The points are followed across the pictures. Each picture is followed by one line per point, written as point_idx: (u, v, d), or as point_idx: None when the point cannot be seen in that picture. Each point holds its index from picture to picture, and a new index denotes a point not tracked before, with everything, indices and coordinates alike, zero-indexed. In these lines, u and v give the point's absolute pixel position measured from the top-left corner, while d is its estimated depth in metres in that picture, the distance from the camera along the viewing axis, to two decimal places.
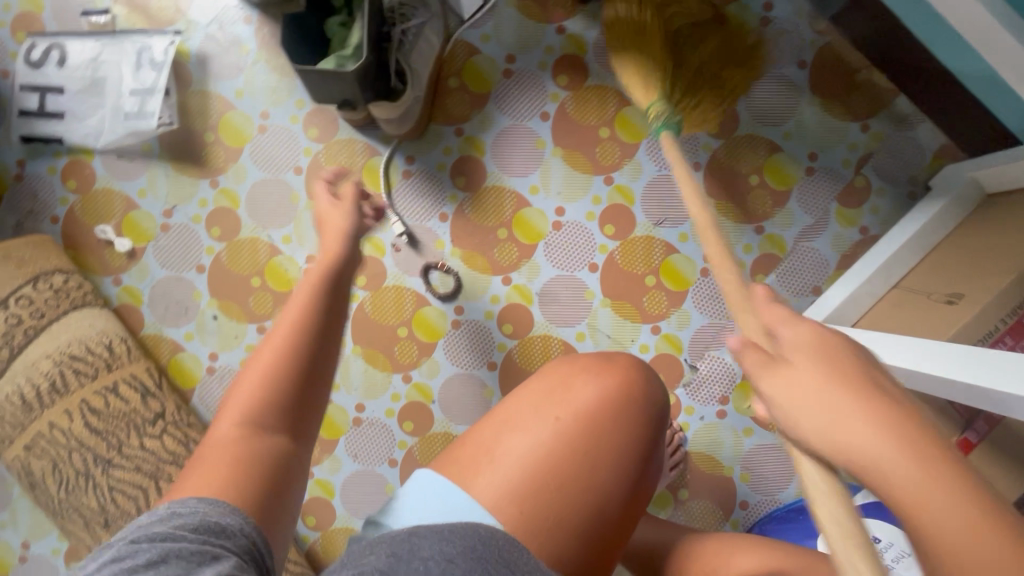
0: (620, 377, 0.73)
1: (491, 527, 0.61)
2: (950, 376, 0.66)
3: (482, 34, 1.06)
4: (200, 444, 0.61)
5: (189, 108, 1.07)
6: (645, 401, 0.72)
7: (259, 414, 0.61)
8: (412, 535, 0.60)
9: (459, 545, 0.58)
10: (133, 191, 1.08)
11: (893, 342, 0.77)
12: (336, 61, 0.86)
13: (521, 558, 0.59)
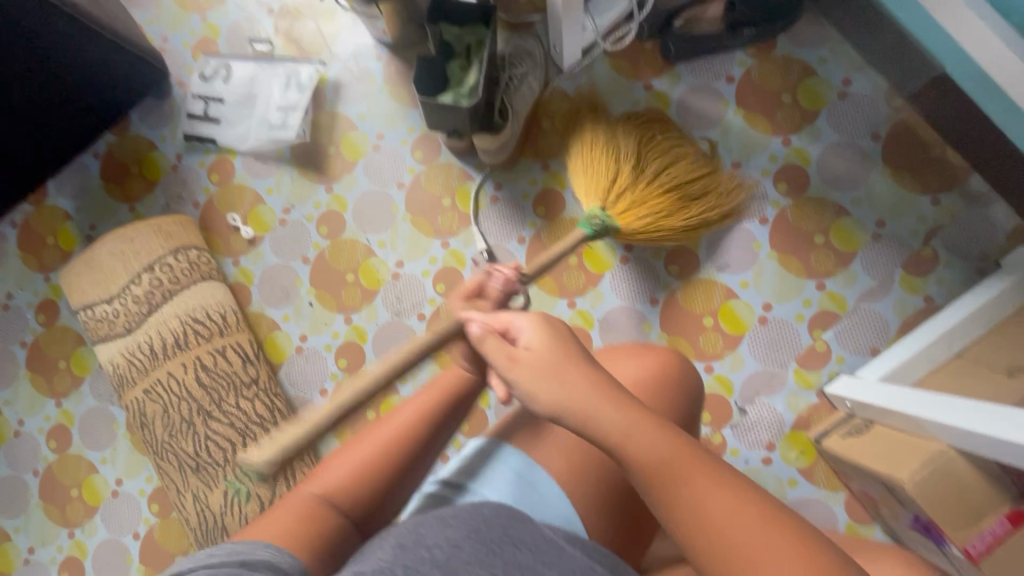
0: (659, 361, 0.86)
1: (492, 507, 0.68)
2: (1002, 437, 0.69)
3: (577, 84, 1.19)
4: (288, 492, 0.75)
5: (319, 124, 1.26)
6: (680, 381, 0.86)
7: (342, 488, 0.73)
8: (417, 526, 0.66)
9: (463, 530, 0.64)
10: (262, 188, 1.27)
11: (950, 405, 0.80)
12: (453, 98, 1.01)
13: (524, 533, 0.65)
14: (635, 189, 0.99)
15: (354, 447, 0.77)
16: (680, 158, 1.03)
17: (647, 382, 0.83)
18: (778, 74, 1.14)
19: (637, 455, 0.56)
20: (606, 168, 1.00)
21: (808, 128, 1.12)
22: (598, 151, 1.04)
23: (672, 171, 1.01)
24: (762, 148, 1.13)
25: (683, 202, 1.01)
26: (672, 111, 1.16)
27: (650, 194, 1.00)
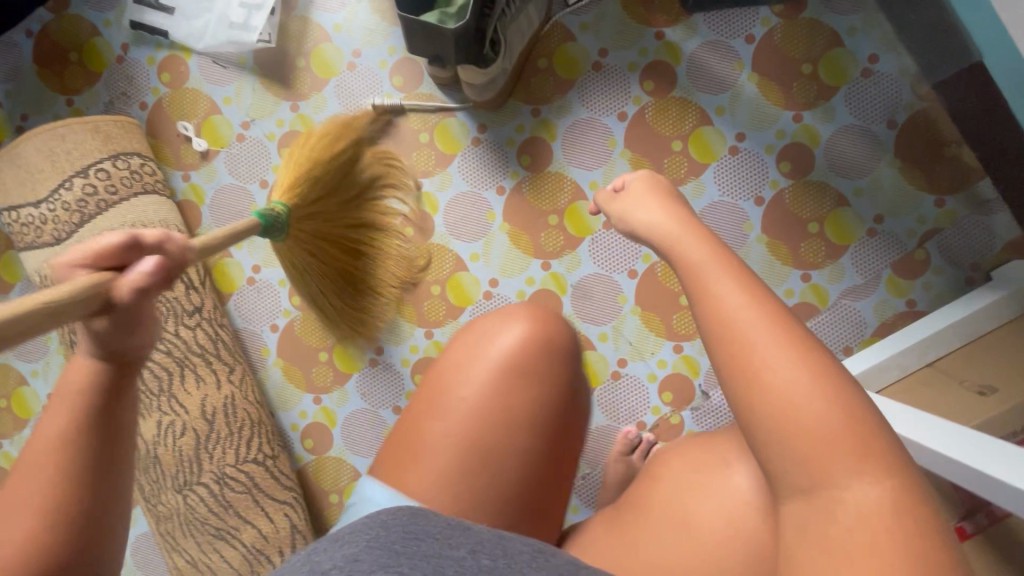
0: (526, 327, 0.77)
1: (386, 515, 0.61)
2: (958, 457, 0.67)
3: (582, 22, 1.07)
4: None
5: (288, 30, 1.11)
6: (553, 346, 0.77)
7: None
8: (310, 559, 0.56)
9: (360, 546, 0.55)
10: (219, 97, 1.13)
11: (911, 418, 0.78)
12: (438, 17, 0.88)
13: (433, 529, 0.57)
14: (323, 236, 0.97)
15: (9, 520, 0.51)
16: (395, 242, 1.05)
17: (518, 362, 0.75)
18: (803, 39, 1.03)
19: (685, 257, 0.63)
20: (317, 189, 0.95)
21: (823, 106, 1.03)
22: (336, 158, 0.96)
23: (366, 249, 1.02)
24: (771, 121, 1.04)
25: (350, 272, 1.01)
26: (681, 68, 1.05)
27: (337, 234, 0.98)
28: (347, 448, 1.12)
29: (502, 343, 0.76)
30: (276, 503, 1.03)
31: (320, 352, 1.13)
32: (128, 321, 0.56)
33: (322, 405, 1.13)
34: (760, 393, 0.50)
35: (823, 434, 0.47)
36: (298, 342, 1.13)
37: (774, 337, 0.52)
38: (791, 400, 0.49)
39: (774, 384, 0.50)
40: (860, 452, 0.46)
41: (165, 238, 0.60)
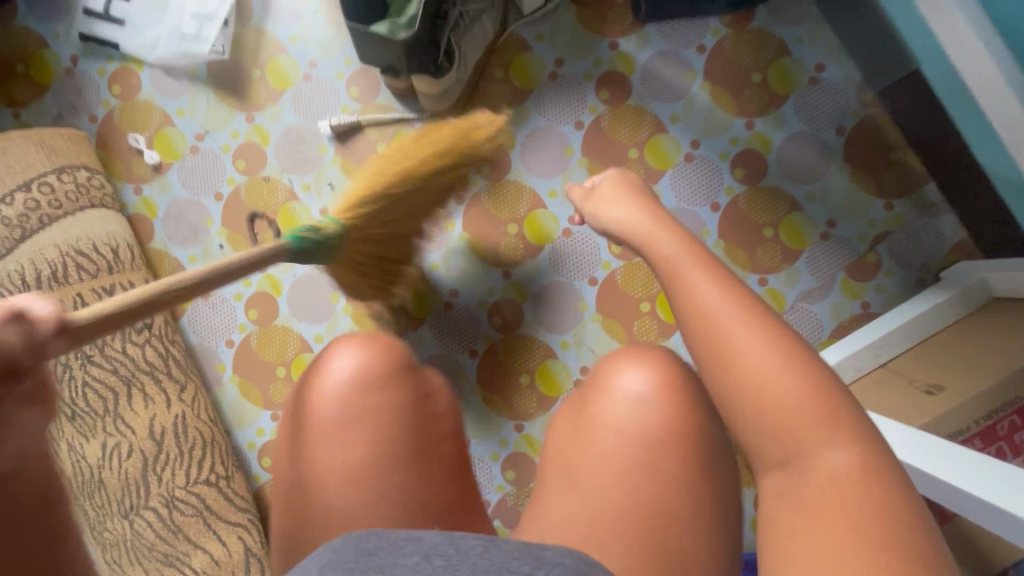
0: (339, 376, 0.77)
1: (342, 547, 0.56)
2: None
3: (537, 33, 1.08)
4: None
5: (242, 42, 1.10)
6: (368, 381, 0.76)
7: None
8: None
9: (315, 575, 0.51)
10: (171, 109, 1.11)
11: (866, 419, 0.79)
12: (389, 27, 0.87)
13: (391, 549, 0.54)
14: (376, 247, 0.95)
15: None
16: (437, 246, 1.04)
17: (343, 414, 0.74)
18: (752, 48, 1.05)
19: (658, 250, 0.71)
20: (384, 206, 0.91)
21: (773, 113, 1.05)
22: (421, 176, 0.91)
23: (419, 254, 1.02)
24: (724, 129, 1.06)
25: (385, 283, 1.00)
26: (635, 77, 1.07)
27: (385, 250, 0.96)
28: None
29: (332, 377, 0.76)
30: (228, 525, 0.99)
31: (277, 367, 1.10)
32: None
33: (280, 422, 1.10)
34: (732, 376, 0.56)
35: (785, 402, 0.53)
36: (254, 358, 1.10)
37: (731, 308, 0.59)
38: (753, 366, 0.55)
39: (743, 366, 0.56)
40: (819, 417, 0.51)
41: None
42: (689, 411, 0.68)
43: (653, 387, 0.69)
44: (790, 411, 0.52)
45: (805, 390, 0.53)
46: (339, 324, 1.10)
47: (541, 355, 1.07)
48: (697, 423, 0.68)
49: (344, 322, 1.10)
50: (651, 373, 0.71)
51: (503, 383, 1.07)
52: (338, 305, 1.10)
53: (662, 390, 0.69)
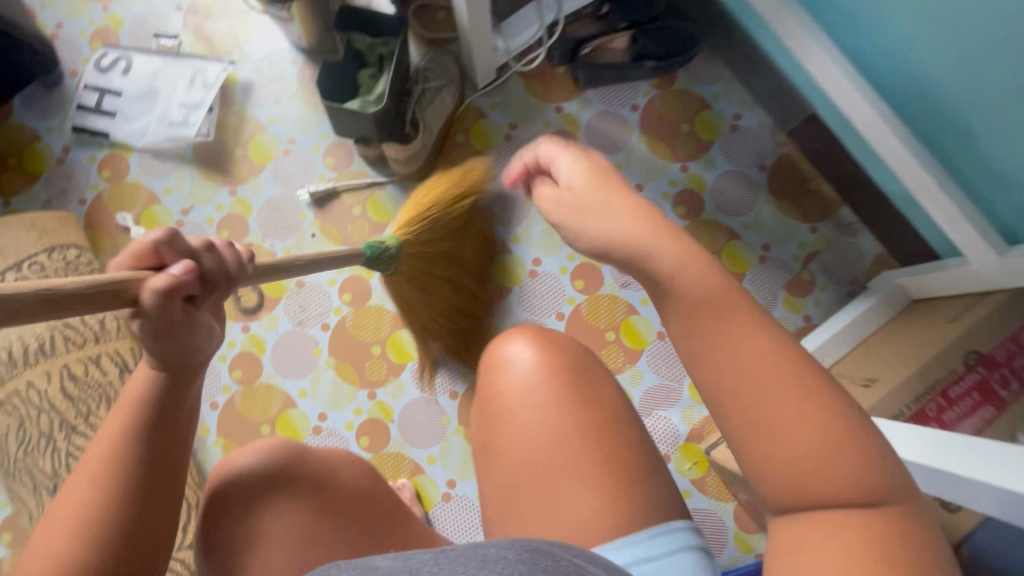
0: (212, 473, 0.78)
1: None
2: None
3: (491, 102, 1.22)
4: None
5: (225, 125, 1.21)
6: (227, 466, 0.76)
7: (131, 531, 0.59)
8: None
9: None
10: (158, 188, 1.19)
11: None
12: (360, 104, 1.00)
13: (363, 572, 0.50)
14: (419, 266, 1.09)
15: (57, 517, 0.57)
16: (475, 275, 1.15)
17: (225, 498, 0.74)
18: (678, 105, 1.22)
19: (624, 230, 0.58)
20: (424, 228, 1.06)
21: (703, 156, 1.20)
22: (449, 205, 1.08)
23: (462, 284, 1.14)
24: (662, 173, 1.20)
25: (448, 301, 1.13)
26: (581, 134, 1.21)
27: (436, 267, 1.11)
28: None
29: (235, 469, 0.75)
30: None
31: (262, 425, 1.12)
32: (160, 326, 0.58)
33: None
34: (751, 418, 0.47)
35: (802, 438, 0.46)
36: (239, 417, 1.13)
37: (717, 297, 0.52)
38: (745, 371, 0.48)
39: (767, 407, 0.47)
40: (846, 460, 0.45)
41: (201, 250, 0.62)
42: (574, 358, 0.73)
43: (539, 352, 0.73)
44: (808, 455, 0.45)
45: (832, 428, 0.46)
46: (322, 377, 1.14)
47: None
48: (582, 363, 0.74)
49: (327, 375, 1.14)
50: (532, 338, 0.74)
51: None
52: (321, 358, 1.14)
53: (549, 354, 0.73)
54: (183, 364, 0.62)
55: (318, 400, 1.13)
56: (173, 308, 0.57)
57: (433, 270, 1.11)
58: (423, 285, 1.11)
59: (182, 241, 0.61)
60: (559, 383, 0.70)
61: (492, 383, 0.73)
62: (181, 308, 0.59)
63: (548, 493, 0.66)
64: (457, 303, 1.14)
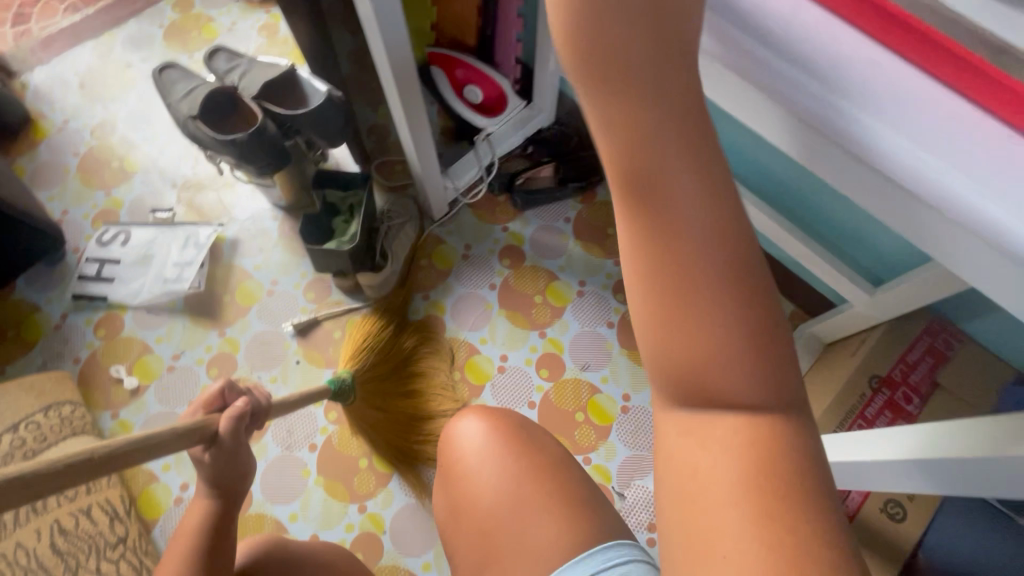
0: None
1: None
2: None
3: (448, 230, 1.44)
4: None
5: (214, 276, 1.37)
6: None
7: None
8: None
9: None
10: (151, 338, 1.31)
11: None
12: (336, 244, 1.18)
13: None
14: (375, 386, 1.23)
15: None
16: (432, 375, 1.28)
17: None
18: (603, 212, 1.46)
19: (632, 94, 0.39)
20: (365, 359, 1.22)
21: None
22: (380, 332, 1.26)
23: (418, 389, 1.27)
24: (599, 268, 1.41)
25: (408, 412, 1.24)
26: (525, 246, 1.43)
27: (388, 386, 1.25)
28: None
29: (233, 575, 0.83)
30: None
31: None
32: (228, 451, 0.74)
33: None
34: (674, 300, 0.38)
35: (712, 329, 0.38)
36: None
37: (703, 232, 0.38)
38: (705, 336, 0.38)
39: (703, 279, 0.37)
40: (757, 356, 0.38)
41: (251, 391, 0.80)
42: (521, 423, 0.83)
43: (485, 425, 0.82)
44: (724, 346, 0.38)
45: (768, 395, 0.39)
46: (312, 498, 1.18)
47: None
48: (527, 426, 0.83)
49: (317, 495, 1.18)
50: (478, 415, 0.83)
51: None
52: (310, 479, 1.19)
53: (493, 428, 0.81)
54: (229, 487, 0.77)
55: (309, 521, 1.16)
56: (239, 432, 0.74)
57: (387, 387, 1.25)
58: (382, 404, 1.23)
59: (236, 387, 0.80)
60: (509, 447, 0.79)
61: (449, 460, 0.82)
62: (244, 435, 0.75)
63: (519, 538, 0.73)
64: (418, 411, 1.24)
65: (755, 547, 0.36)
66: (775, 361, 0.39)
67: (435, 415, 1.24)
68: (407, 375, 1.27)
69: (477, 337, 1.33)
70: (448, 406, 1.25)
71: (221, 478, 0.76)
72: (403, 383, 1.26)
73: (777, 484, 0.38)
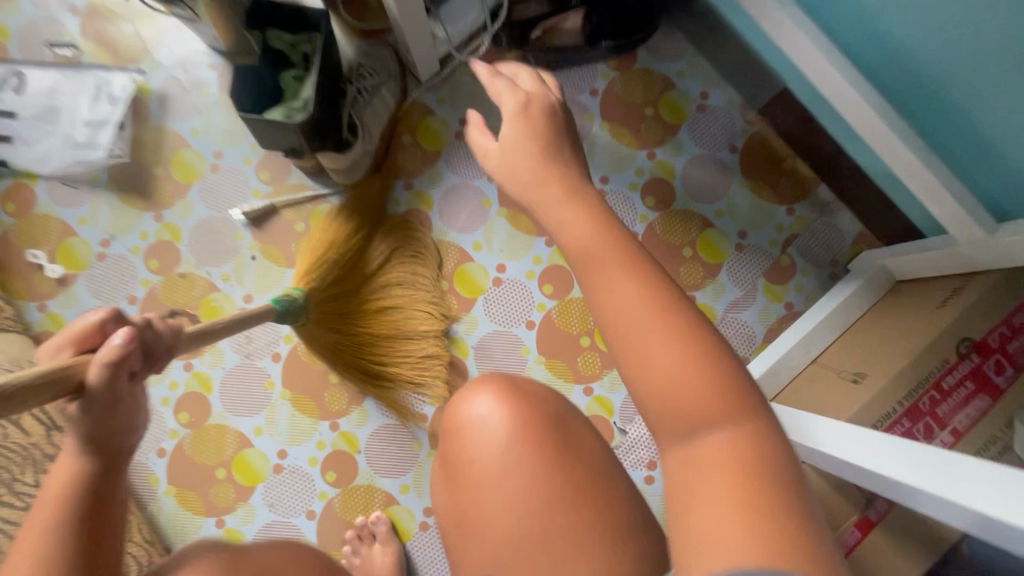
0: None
1: None
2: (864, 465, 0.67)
3: (438, 97, 1.12)
4: None
5: (141, 141, 1.08)
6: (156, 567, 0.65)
7: None
8: None
9: None
10: (73, 218, 1.07)
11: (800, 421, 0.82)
12: (285, 112, 0.88)
13: None
14: (341, 302, 1.01)
15: None
16: (413, 291, 1.06)
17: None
18: (640, 87, 1.14)
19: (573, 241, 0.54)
20: (325, 270, 0.99)
21: (671, 142, 1.13)
22: (348, 237, 1.02)
23: (395, 305, 1.05)
24: (629, 162, 1.13)
25: (386, 331, 1.04)
26: None
27: (360, 302, 1.03)
28: (315, 535, 1.03)
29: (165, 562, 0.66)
30: None
31: (217, 469, 1.03)
32: (103, 405, 0.54)
33: (226, 527, 1.02)
34: (620, 268, 0.51)
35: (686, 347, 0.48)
36: (189, 463, 1.03)
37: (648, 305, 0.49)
38: (677, 382, 0.47)
39: (669, 345, 0.48)
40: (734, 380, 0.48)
41: (143, 324, 0.59)
42: (535, 404, 0.69)
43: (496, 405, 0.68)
44: (672, 345, 0.48)
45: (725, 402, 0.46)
46: (277, 412, 1.05)
47: None
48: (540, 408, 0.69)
49: (283, 409, 1.05)
50: (493, 394, 0.69)
51: None
52: (274, 391, 1.05)
53: (512, 408, 0.67)
54: (113, 448, 0.57)
55: (276, 436, 1.04)
56: (117, 382, 0.54)
57: (361, 303, 1.03)
58: (352, 322, 1.02)
59: (125, 317, 0.59)
60: (525, 444, 0.65)
61: (455, 447, 0.69)
62: (127, 386, 0.55)
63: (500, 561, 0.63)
64: (398, 328, 1.04)
65: (748, 543, 0.40)
66: (720, 366, 0.47)
67: (419, 334, 1.04)
68: (383, 286, 1.05)
69: (471, 240, 1.09)
70: (431, 322, 1.05)
71: (101, 438, 0.55)
72: (379, 296, 1.04)
73: (763, 478, 0.43)
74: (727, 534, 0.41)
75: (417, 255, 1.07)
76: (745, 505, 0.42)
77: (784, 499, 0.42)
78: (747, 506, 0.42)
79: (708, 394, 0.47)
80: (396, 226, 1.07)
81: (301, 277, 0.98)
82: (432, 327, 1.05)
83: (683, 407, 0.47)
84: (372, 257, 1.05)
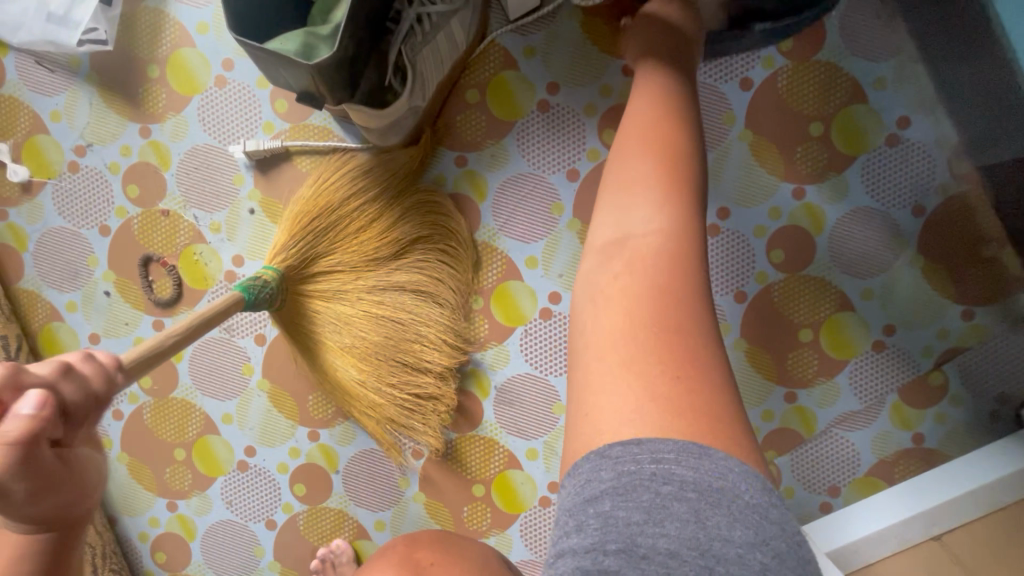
0: None
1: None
2: None
3: (527, 45, 0.80)
4: None
5: (134, 25, 0.83)
6: None
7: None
8: None
9: None
10: (44, 110, 0.85)
11: None
12: (305, 41, 0.60)
13: None
14: (326, 287, 0.80)
15: None
16: (428, 304, 0.82)
17: None
18: (814, 90, 0.79)
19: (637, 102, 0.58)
20: (313, 244, 0.79)
21: (832, 179, 0.80)
22: (357, 211, 0.80)
23: (399, 310, 0.81)
24: (763, 196, 0.81)
25: (381, 342, 0.81)
26: None
27: (352, 291, 0.81)
28: (271, 548, 0.89)
29: None
30: None
31: (175, 449, 0.89)
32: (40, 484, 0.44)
33: (177, 512, 0.90)
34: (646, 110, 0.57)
35: (637, 198, 0.52)
36: (149, 437, 0.89)
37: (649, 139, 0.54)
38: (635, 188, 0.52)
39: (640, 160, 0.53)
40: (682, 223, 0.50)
41: (57, 378, 0.45)
42: None
43: None
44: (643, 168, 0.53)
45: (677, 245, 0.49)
46: (252, 403, 0.87)
47: (500, 465, 0.85)
48: None
49: (258, 402, 0.87)
50: None
51: (451, 490, 0.86)
52: (252, 379, 0.87)
53: None
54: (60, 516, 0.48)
55: (245, 430, 0.87)
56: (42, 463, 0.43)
57: (355, 299, 0.81)
58: (336, 315, 0.81)
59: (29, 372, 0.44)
60: None
61: None
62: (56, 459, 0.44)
63: None
64: (397, 341, 0.81)
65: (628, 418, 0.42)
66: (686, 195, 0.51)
67: (422, 358, 0.81)
68: (390, 279, 0.82)
69: (525, 251, 0.83)
70: (442, 350, 0.82)
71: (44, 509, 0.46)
72: (381, 291, 0.81)
73: (664, 330, 0.45)
74: (608, 390, 0.44)
75: (444, 254, 0.83)
76: (635, 355, 0.45)
77: (681, 377, 0.43)
78: (635, 382, 0.43)
79: (638, 236, 0.50)
80: (425, 211, 0.82)
81: (280, 254, 0.78)
82: (445, 360, 0.82)
83: (615, 256, 0.50)
84: (386, 241, 0.81)
